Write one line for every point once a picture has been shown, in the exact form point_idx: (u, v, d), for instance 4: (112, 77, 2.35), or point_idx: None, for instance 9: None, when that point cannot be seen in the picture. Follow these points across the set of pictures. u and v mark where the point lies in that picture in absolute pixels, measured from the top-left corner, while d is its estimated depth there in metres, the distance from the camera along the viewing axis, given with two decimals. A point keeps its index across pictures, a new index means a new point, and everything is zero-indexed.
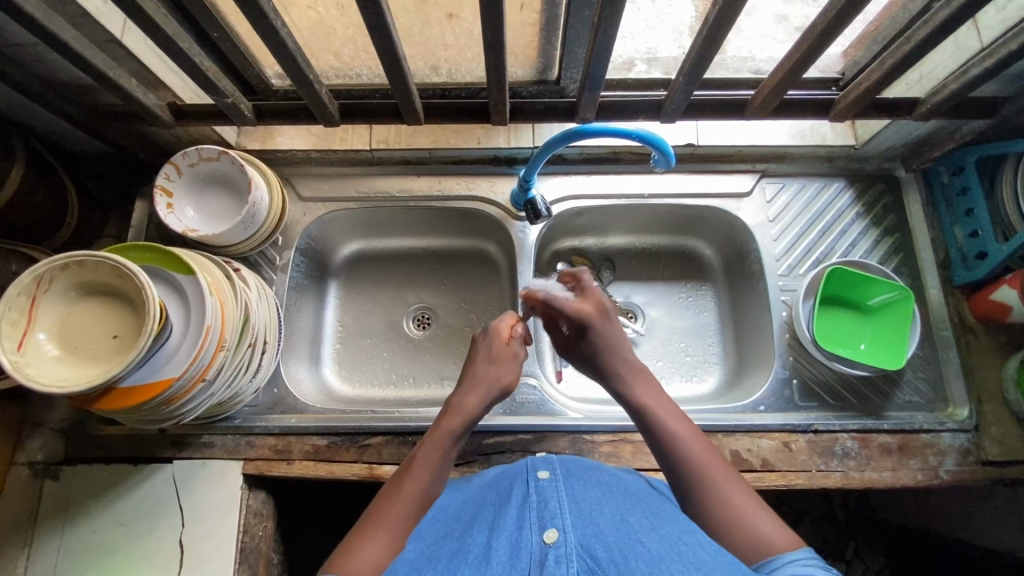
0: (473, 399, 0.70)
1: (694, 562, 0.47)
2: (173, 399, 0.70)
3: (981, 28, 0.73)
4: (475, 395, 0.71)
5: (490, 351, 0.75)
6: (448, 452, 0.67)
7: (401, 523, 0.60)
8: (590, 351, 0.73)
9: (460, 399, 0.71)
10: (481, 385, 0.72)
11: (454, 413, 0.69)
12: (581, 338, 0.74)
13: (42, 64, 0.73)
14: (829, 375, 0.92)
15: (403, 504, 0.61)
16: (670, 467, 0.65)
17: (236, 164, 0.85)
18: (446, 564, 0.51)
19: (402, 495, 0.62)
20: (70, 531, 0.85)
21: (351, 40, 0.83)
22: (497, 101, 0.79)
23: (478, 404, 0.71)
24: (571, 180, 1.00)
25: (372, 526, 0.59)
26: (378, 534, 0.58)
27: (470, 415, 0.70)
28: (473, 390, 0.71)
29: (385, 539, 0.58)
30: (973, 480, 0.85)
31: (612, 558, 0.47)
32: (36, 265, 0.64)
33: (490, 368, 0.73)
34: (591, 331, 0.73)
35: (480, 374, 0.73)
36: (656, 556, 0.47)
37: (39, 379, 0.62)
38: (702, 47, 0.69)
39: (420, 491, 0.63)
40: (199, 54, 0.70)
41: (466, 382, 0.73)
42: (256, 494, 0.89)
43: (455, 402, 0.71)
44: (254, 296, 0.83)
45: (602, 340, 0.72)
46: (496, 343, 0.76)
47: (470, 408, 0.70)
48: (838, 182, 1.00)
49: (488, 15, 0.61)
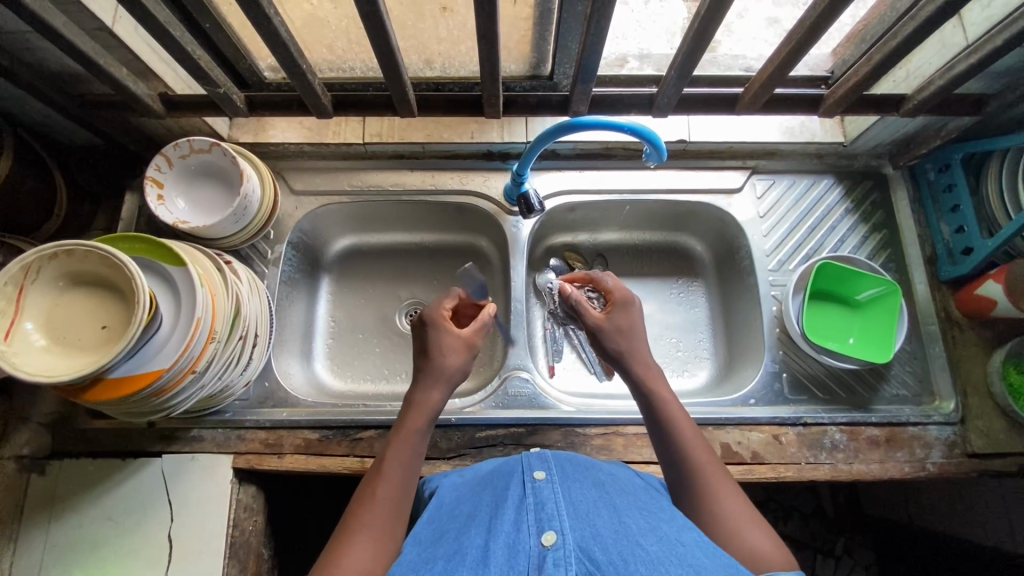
0: (435, 395, 0.70)
1: (694, 566, 0.47)
2: (161, 392, 0.70)
3: (966, 25, 0.74)
4: (437, 389, 0.70)
5: (443, 343, 0.72)
6: (420, 448, 0.67)
7: (380, 522, 0.60)
8: (624, 325, 0.74)
9: (421, 393, 0.70)
10: (439, 378, 0.71)
11: (417, 409, 0.69)
12: (616, 309, 0.75)
13: (31, 52, 0.72)
14: (818, 368, 0.93)
15: (380, 504, 0.61)
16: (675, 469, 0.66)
17: (228, 156, 0.84)
18: (443, 567, 0.50)
19: (378, 499, 0.62)
20: (55, 526, 0.84)
21: (345, 32, 0.82)
22: (490, 94, 0.79)
23: (438, 395, 0.70)
24: (563, 176, 1.01)
25: (352, 526, 0.59)
26: (360, 534, 0.58)
27: (432, 408, 0.69)
28: (432, 383, 0.70)
29: (363, 543, 0.57)
30: (959, 473, 0.87)
31: (612, 560, 0.47)
32: (25, 253, 0.63)
33: (449, 359, 0.71)
34: (631, 307, 0.76)
35: (436, 363, 0.71)
36: (656, 559, 0.48)
37: (26, 368, 0.62)
38: (693, 41, 0.69)
39: (394, 491, 0.63)
40: (191, 43, 0.70)
41: (422, 375, 0.71)
42: (246, 489, 0.88)
43: (417, 396, 0.70)
44: (245, 289, 0.82)
45: (635, 322, 0.75)
46: (444, 336, 0.73)
47: (433, 403, 0.69)
48: (826, 179, 1.01)
49: (482, 7, 0.61)
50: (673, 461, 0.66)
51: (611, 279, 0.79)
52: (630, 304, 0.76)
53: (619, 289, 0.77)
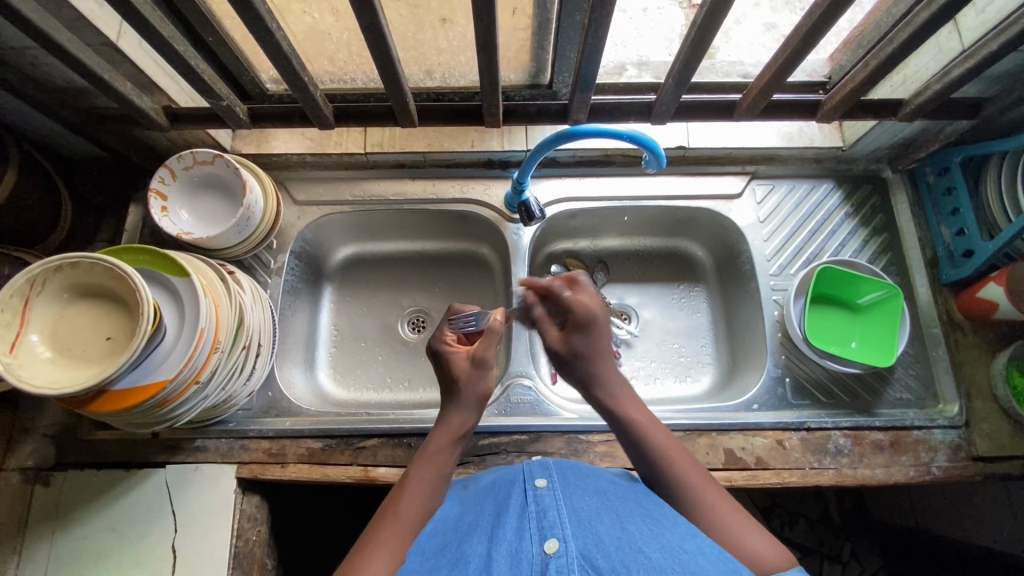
0: (465, 418, 0.68)
1: (696, 572, 0.47)
2: (165, 403, 0.70)
3: (961, 30, 0.75)
4: (464, 411, 0.68)
5: (451, 369, 0.69)
6: (446, 467, 0.66)
7: (398, 539, 0.59)
8: (584, 348, 0.69)
9: (448, 416, 0.68)
10: (464, 402, 0.68)
11: (443, 430, 0.67)
12: (576, 331, 0.69)
13: (37, 67, 0.73)
14: (821, 373, 0.93)
15: (400, 522, 0.60)
16: (655, 479, 0.66)
17: (231, 167, 0.85)
18: None
19: (399, 515, 0.61)
20: (60, 538, 0.84)
21: (346, 45, 0.84)
22: (490, 104, 0.80)
23: (470, 418, 0.68)
24: (563, 183, 1.01)
25: (369, 543, 0.58)
26: (377, 550, 0.57)
27: (460, 430, 0.67)
28: (459, 408, 0.68)
29: (381, 559, 0.56)
30: (965, 477, 0.86)
31: (614, 568, 0.47)
32: (31, 266, 0.64)
33: (461, 384, 0.68)
34: (592, 328, 0.69)
35: (461, 388, 0.68)
36: (658, 566, 0.48)
37: (31, 381, 0.62)
38: (691, 49, 0.70)
39: (415, 510, 0.62)
40: (194, 57, 0.71)
41: (449, 398, 0.69)
42: (250, 499, 0.88)
43: (444, 418, 0.69)
44: (248, 300, 0.83)
45: (599, 342, 0.69)
46: (456, 360, 0.69)
47: (462, 425, 0.67)
48: (826, 183, 1.02)
49: (481, 18, 0.62)
50: (651, 471, 0.66)
51: (571, 292, 0.71)
52: (592, 324, 0.69)
53: (578, 308, 0.69)
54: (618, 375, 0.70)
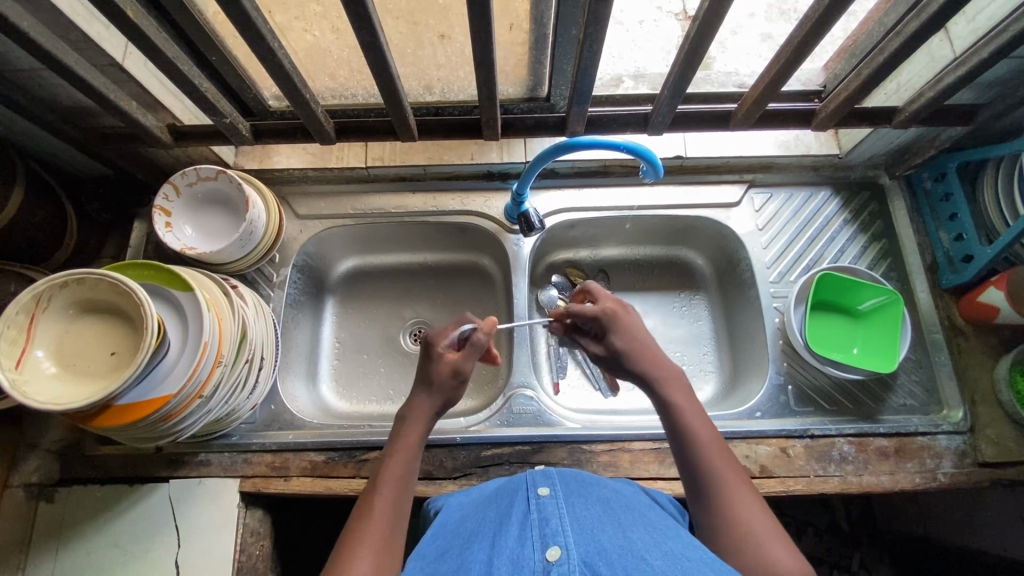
0: (428, 408, 0.71)
1: None
2: (169, 417, 0.70)
3: (953, 38, 0.76)
4: (424, 399, 0.71)
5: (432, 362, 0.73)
6: (414, 456, 0.68)
7: (378, 533, 0.59)
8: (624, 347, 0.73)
9: (412, 406, 0.71)
10: (429, 390, 0.71)
11: (408, 421, 0.70)
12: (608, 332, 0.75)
13: (44, 88, 0.75)
14: (823, 380, 0.92)
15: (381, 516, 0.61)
16: (689, 474, 0.65)
17: (234, 183, 0.87)
18: None
19: (375, 512, 0.62)
20: (63, 554, 0.84)
21: (346, 62, 0.86)
22: (489, 117, 0.81)
23: (432, 405, 0.71)
24: (563, 194, 1.02)
25: (355, 537, 0.59)
26: (360, 546, 0.58)
27: (424, 419, 0.70)
28: (423, 397, 0.71)
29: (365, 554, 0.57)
30: (971, 483, 0.85)
31: None
32: (37, 282, 0.65)
33: (435, 372, 0.72)
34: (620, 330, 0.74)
35: (431, 377, 0.72)
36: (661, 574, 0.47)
37: (35, 397, 0.62)
38: (685, 62, 0.71)
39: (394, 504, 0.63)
40: (198, 77, 0.72)
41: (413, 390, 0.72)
42: (253, 513, 0.88)
43: (408, 409, 0.71)
44: (251, 313, 0.83)
45: (633, 336, 0.74)
46: (436, 355, 0.73)
47: (426, 415, 0.71)
48: (824, 191, 1.02)
49: (477, 35, 0.63)
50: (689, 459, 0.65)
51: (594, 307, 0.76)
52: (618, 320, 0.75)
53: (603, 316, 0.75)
54: (668, 360, 0.72)
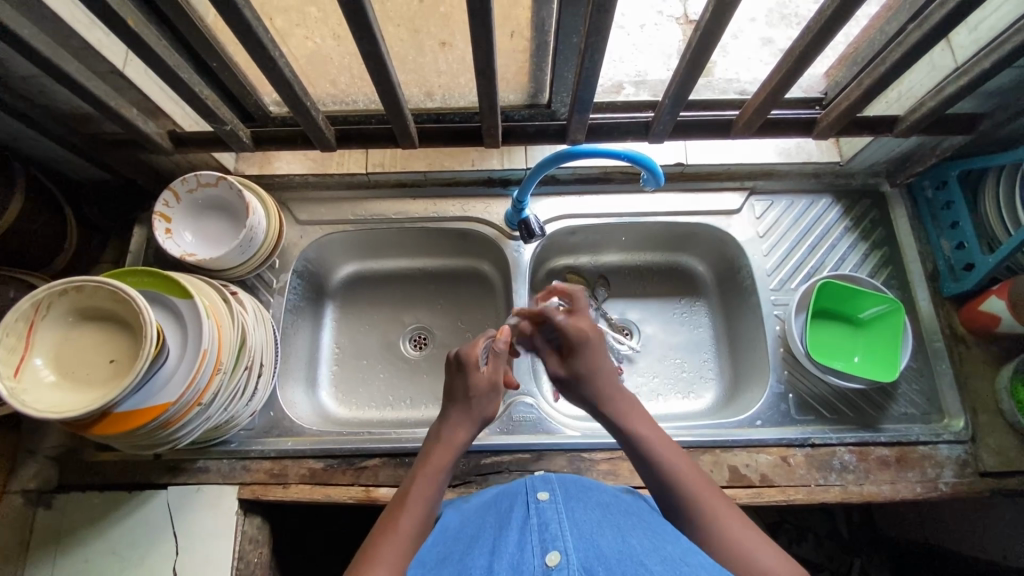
0: (463, 433, 0.71)
1: None
2: (169, 424, 0.70)
3: (954, 48, 0.76)
4: (463, 426, 0.71)
5: (468, 383, 0.73)
6: (444, 481, 0.67)
7: (399, 552, 0.59)
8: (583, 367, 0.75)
9: (448, 431, 0.71)
10: (465, 416, 0.72)
11: (444, 445, 0.70)
12: (573, 355, 0.76)
13: (44, 95, 0.75)
14: (824, 388, 0.92)
15: (403, 537, 0.60)
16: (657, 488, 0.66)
17: (234, 189, 0.86)
18: None
19: (399, 530, 0.61)
20: (62, 561, 0.84)
21: (347, 68, 0.86)
22: (490, 125, 0.81)
23: (467, 433, 0.71)
24: (562, 201, 1.02)
25: (372, 556, 0.58)
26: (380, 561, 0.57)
27: (460, 445, 0.70)
28: (461, 422, 0.71)
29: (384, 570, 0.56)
30: (972, 493, 0.85)
31: None
32: (35, 290, 0.65)
33: (473, 398, 0.72)
34: (585, 348, 0.76)
35: (468, 401, 0.72)
36: None
37: (34, 405, 0.62)
38: (686, 73, 0.71)
39: (417, 525, 0.62)
40: (199, 84, 0.72)
41: (452, 414, 0.72)
42: (252, 520, 0.88)
43: (444, 434, 0.71)
44: (251, 320, 0.83)
45: (592, 362, 0.75)
46: (471, 374, 0.73)
47: (460, 440, 0.70)
48: (825, 198, 1.02)
49: (478, 44, 0.63)
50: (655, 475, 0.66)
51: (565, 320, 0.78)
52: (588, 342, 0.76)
53: (572, 329, 0.77)
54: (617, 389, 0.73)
